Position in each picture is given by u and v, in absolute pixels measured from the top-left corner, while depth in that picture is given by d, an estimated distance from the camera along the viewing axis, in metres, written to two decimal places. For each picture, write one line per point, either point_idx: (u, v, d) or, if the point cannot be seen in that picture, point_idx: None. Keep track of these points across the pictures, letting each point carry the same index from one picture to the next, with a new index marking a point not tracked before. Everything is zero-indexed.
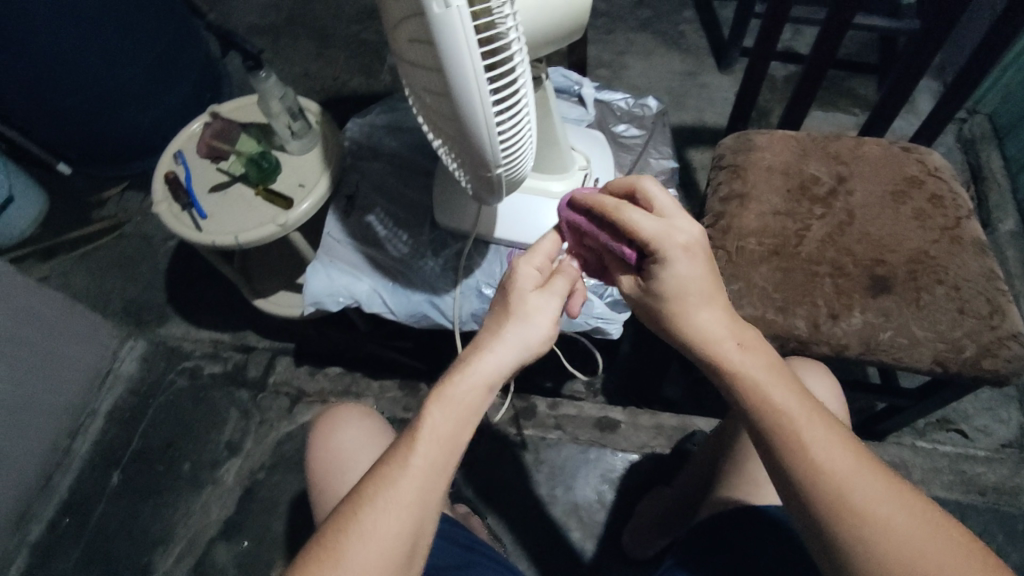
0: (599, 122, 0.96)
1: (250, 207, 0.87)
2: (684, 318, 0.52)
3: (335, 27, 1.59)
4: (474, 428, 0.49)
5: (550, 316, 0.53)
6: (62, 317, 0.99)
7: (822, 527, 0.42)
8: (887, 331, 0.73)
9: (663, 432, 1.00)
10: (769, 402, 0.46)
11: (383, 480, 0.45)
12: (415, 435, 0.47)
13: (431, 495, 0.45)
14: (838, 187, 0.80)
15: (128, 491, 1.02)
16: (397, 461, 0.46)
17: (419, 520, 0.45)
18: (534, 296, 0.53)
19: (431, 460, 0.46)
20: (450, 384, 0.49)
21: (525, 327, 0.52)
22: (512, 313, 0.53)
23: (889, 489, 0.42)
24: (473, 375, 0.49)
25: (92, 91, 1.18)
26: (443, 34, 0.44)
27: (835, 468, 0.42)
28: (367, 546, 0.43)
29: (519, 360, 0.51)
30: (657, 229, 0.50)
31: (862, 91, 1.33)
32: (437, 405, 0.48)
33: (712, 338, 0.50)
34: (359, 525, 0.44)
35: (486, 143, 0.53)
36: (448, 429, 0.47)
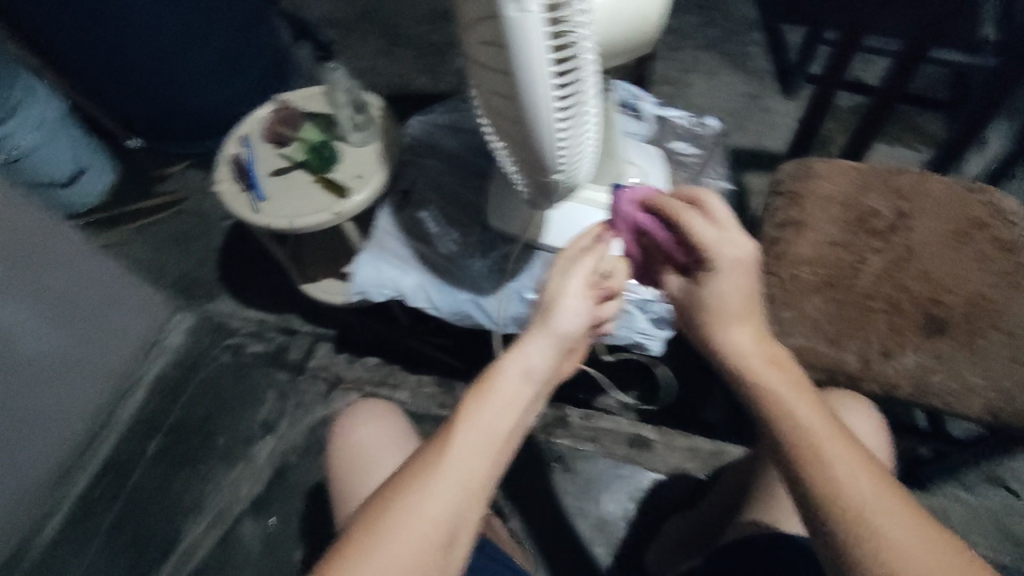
0: (657, 139, 0.96)
1: (307, 194, 0.90)
2: (721, 332, 0.52)
3: (402, 26, 1.63)
4: (517, 416, 0.51)
5: (580, 313, 0.58)
6: (120, 284, 1.04)
7: (836, 548, 0.39)
8: (939, 374, 0.71)
9: (698, 455, 0.99)
10: (790, 414, 0.44)
11: (423, 462, 0.45)
12: (459, 416, 0.48)
13: (474, 474, 0.45)
14: (899, 223, 0.77)
15: (166, 457, 1.06)
16: (437, 446, 0.46)
17: (466, 498, 0.44)
18: (565, 299, 0.58)
19: (477, 439, 0.47)
20: (491, 373, 0.52)
21: (557, 324, 0.57)
22: (545, 316, 0.57)
23: (911, 520, 0.38)
24: (511, 364, 0.53)
25: (164, 67, 1.23)
26: (517, 38, 0.44)
27: (856, 491, 0.39)
28: (410, 522, 0.42)
29: (553, 354, 0.55)
30: (718, 240, 0.53)
31: (929, 127, 1.30)
32: (479, 390, 0.51)
33: (746, 356, 0.50)
34: (400, 503, 0.43)
35: (548, 149, 0.53)
36: (490, 413, 0.49)
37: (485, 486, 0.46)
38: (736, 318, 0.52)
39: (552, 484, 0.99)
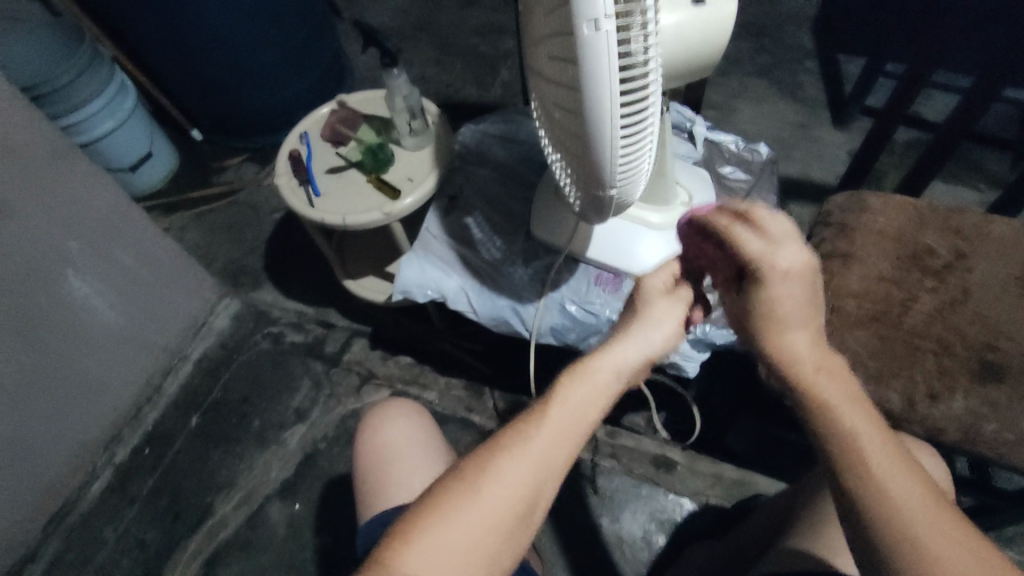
0: (706, 161, 0.97)
1: (361, 193, 0.93)
2: (776, 337, 0.52)
3: (458, 36, 1.67)
4: (603, 410, 0.52)
5: (674, 320, 0.58)
6: (177, 266, 1.09)
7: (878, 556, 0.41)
8: (991, 422, 0.68)
9: (721, 482, 0.97)
10: (841, 423, 0.45)
11: (518, 433, 0.48)
12: (550, 401, 0.50)
13: (560, 455, 0.48)
14: (955, 264, 0.75)
15: (203, 435, 1.10)
16: (532, 419, 0.49)
17: (543, 481, 0.47)
18: (659, 304, 0.59)
19: (564, 427, 0.49)
20: (585, 363, 0.53)
21: (652, 329, 0.57)
22: (638, 317, 0.58)
23: (957, 534, 0.40)
24: (607, 357, 0.53)
25: (237, 68, 1.29)
26: (588, 56, 0.46)
27: (904, 504, 0.41)
28: (498, 486, 0.46)
29: (647, 356, 0.55)
30: (759, 249, 0.52)
31: (990, 168, 1.26)
32: (571, 378, 0.51)
33: (802, 365, 0.50)
34: (493, 468, 0.46)
35: (606, 163, 0.54)
36: (582, 401, 0.50)
37: (563, 471, 0.48)
38: (794, 325, 0.52)
39: (574, 497, 0.99)
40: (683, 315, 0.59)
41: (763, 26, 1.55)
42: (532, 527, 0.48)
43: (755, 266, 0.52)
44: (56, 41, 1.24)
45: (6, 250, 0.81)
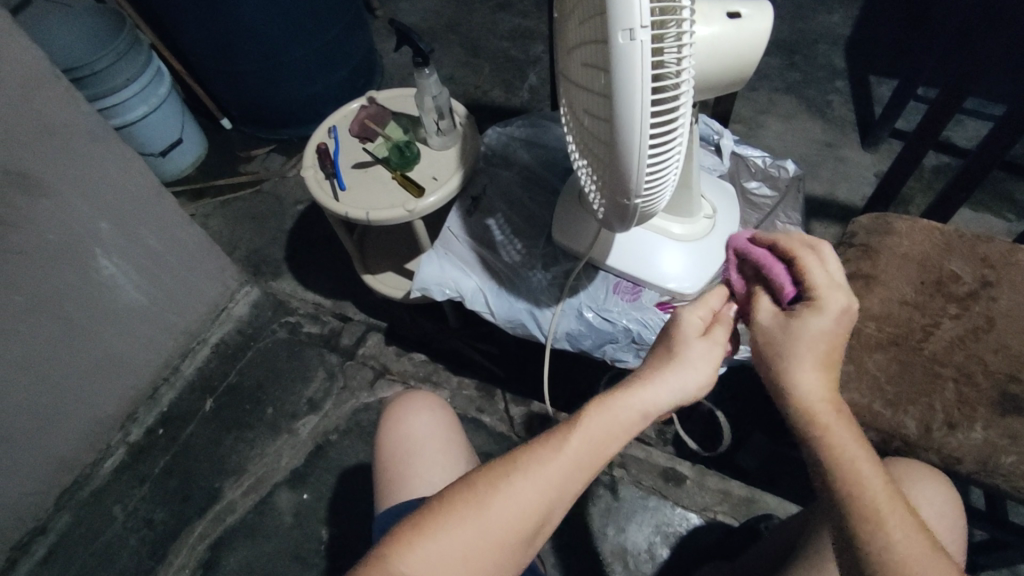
0: (731, 175, 0.96)
1: (385, 189, 0.94)
2: (795, 373, 0.51)
3: (488, 40, 1.68)
4: (620, 444, 0.50)
5: (710, 365, 0.51)
6: (202, 252, 1.10)
7: None
8: (1011, 455, 0.67)
9: (729, 499, 0.96)
10: (854, 471, 0.48)
11: (535, 458, 0.48)
12: (571, 427, 0.49)
13: (571, 484, 0.48)
14: (981, 291, 0.75)
15: (216, 419, 1.11)
16: (551, 446, 0.49)
17: (552, 506, 0.48)
18: (699, 342, 0.52)
19: (578, 459, 0.48)
20: (611, 401, 0.50)
21: (686, 374, 0.50)
22: (675, 358, 0.51)
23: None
24: (634, 400, 0.50)
25: (268, 61, 1.32)
26: (621, 65, 0.46)
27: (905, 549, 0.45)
28: (509, 506, 0.47)
29: (676, 403, 0.50)
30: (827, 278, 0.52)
31: (1020, 196, 1.24)
32: (595, 411, 0.50)
33: (820, 410, 0.50)
34: (507, 488, 0.47)
35: (632, 173, 0.54)
36: (601, 439, 0.49)
37: (573, 497, 0.49)
38: (814, 364, 0.50)
39: (581, 503, 0.99)
40: (722, 360, 0.52)
41: (794, 43, 1.55)
42: (539, 542, 0.50)
43: (817, 289, 0.52)
44: (100, 25, 1.27)
45: (38, 225, 0.83)
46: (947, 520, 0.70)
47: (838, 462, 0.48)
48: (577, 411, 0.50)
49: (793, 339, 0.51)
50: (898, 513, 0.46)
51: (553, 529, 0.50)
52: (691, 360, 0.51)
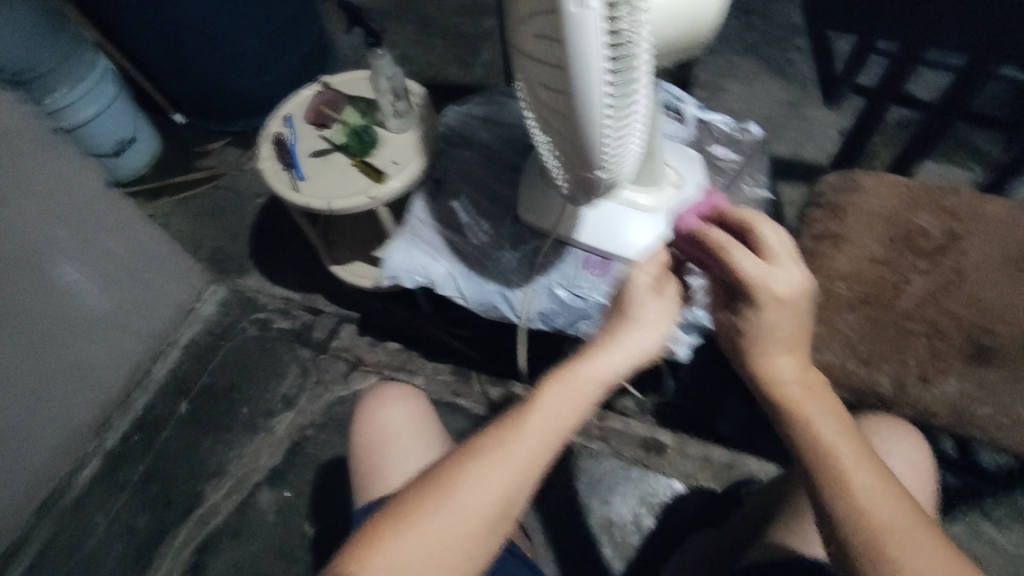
0: (696, 142, 0.95)
1: (345, 176, 0.91)
2: (765, 355, 0.51)
3: (443, 15, 1.63)
4: (583, 417, 0.50)
5: (666, 323, 0.53)
6: (165, 254, 1.07)
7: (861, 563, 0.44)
8: (983, 405, 0.68)
9: (710, 465, 0.98)
10: (828, 441, 0.48)
11: (497, 439, 0.47)
12: (530, 406, 0.49)
13: (536, 463, 0.47)
14: (948, 244, 0.75)
15: (189, 423, 1.08)
16: (512, 425, 0.48)
17: (518, 488, 0.47)
18: (651, 301, 0.54)
19: (541, 435, 0.48)
20: (568, 372, 0.50)
21: (641, 334, 0.52)
22: (628, 319, 0.53)
23: (937, 547, 0.43)
24: (591, 368, 0.50)
25: (216, 50, 1.26)
26: (575, 34, 0.44)
27: (885, 516, 0.44)
28: (473, 493, 0.46)
29: (632, 364, 0.52)
30: (756, 273, 0.50)
31: (979, 147, 1.26)
32: (552, 384, 0.50)
33: (789, 385, 0.51)
34: (470, 473, 0.46)
35: (593, 144, 0.53)
36: (561, 412, 0.48)
37: (541, 478, 0.48)
38: (782, 344, 0.51)
39: (565, 480, 0.99)
40: (677, 311, 0.54)
41: (753, 3, 1.53)
42: (507, 530, 0.48)
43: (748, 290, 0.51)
44: (45, 31, 1.11)
45: None
46: (910, 470, 0.73)
47: (802, 425, 0.49)
48: (535, 388, 0.50)
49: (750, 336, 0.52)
50: (869, 475, 0.46)
51: (520, 513, 0.48)
52: (645, 321, 0.53)
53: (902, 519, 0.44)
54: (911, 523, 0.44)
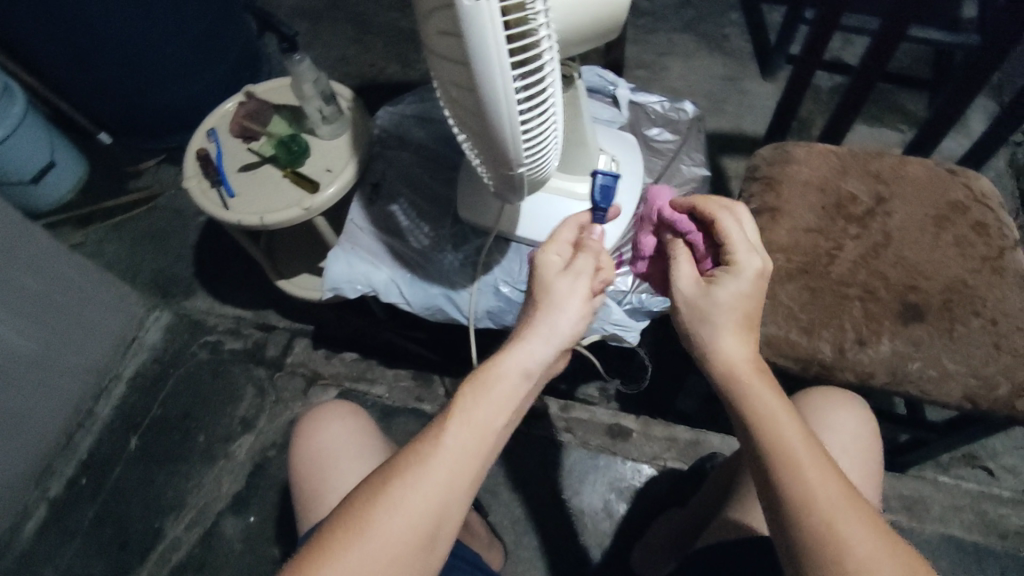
0: (632, 125, 0.95)
1: (276, 189, 0.87)
2: (716, 335, 0.53)
3: (376, 13, 1.60)
4: (506, 414, 0.51)
5: (580, 298, 0.56)
6: (94, 284, 1.03)
7: (803, 551, 0.43)
8: (915, 362, 0.70)
9: (676, 445, 0.98)
10: (772, 424, 0.47)
11: (415, 454, 0.47)
12: (449, 414, 0.49)
13: (460, 470, 0.47)
14: (876, 208, 0.76)
15: (143, 456, 1.05)
16: (431, 438, 0.48)
17: (445, 500, 0.46)
18: (561, 281, 0.56)
19: (462, 440, 0.48)
20: (486, 371, 0.52)
21: (557, 316, 0.55)
22: (543, 302, 0.55)
23: (878, 533, 0.42)
24: (508, 361, 0.52)
25: (138, 64, 1.20)
26: (472, 29, 0.42)
27: (827, 501, 0.43)
28: (396, 513, 0.44)
29: (552, 348, 0.54)
30: (744, 245, 0.55)
31: (909, 106, 1.29)
32: (469, 387, 0.51)
33: (736, 367, 0.51)
34: (390, 494, 0.45)
35: (509, 142, 0.51)
36: (480, 410, 0.49)
37: (467, 487, 0.47)
38: (732, 325, 0.53)
39: (532, 474, 0.99)
40: (589, 291, 0.56)
41: None
42: (442, 546, 0.47)
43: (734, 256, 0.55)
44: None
45: None
46: (865, 439, 0.71)
47: (750, 408, 0.48)
48: (453, 395, 0.51)
49: (714, 306, 0.53)
50: (811, 453, 0.45)
51: (452, 528, 0.47)
52: (559, 302, 0.55)
53: (844, 496, 0.43)
54: (852, 503, 0.43)
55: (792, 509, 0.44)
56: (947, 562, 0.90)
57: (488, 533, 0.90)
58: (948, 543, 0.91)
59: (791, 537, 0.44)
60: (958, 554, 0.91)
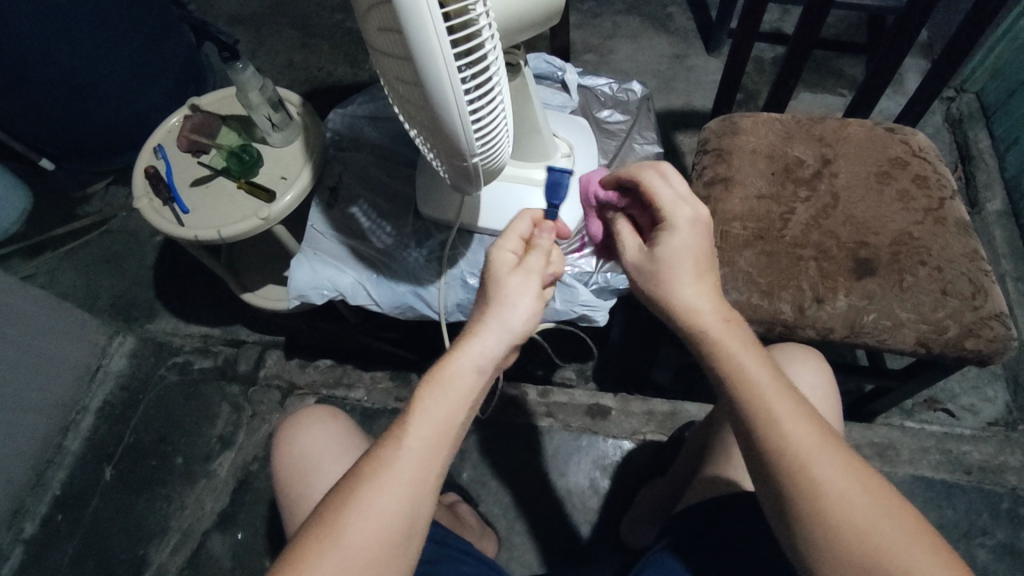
0: (583, 109, 0.97)
1: (232, 201, 0.86)
2: (674, 285, 0.54)
3: (319, 16, 1.57)
4: (465, 410, 0.51)
5: (531, 294, 0.55)
6: (51, 314, 1.00)
7: (784, 495, 0.46)
8: (871, 314, 0.72)
9: (654, 418, 1.00)
10: (744, 372, 0.49)
11: (378, 459, 0.48)
12: (408, 416, 0.49)
13: (426, 471, 0.48)
14: (822, 170, 0.79)
15: (121, 485, 1.03)
16: (391, 442, 0.48)
17: (414, 501, 0.47)
18: (512, 278, 0.55)
19: (423, 441, 0.48)
20: (442, 368, 0.51)
21: (510, 311, 0.53)
22: (494, 299, 0.54)
23: (849, 470, 0.46)
24: (462, 358, 0.51)
25: (74, 84, 1.15)
26: (411, 23, 0.42)
27: (801, 446, 0.46)
28: (365, 519, 0.45)
29: (505, 343, 0.53)
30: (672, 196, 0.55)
31: (849, 71, 1.33)
32: (427, 387, 0.50)
33: (704, 316, 0.52)
34: (357, 502, 0.46)
35: (460, 133, 0.51)
36: (441, 410, 0.49)
37: (434, 487, 0.48)
38: (690, 274, 0.53)
39: (518, 461, 1.00)
40: (540, 286, 0.55)
41: None
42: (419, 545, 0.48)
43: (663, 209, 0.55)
44: None
45: None
46: (832, 390, 0.73)
47: (723, 359, 0.50)
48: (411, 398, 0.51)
49: (662, 264, 0.54)
50: (788, 405, 0.48)
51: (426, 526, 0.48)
52: (510, 298, 0.54)
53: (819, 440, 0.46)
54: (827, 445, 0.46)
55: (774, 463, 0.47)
56: (918, 502, 0.95)
57: (480, 524, 0.91)
58: (918, 484, 0.96)
59: (774, 490, 0.47)
60: (928, 492, 0.95)
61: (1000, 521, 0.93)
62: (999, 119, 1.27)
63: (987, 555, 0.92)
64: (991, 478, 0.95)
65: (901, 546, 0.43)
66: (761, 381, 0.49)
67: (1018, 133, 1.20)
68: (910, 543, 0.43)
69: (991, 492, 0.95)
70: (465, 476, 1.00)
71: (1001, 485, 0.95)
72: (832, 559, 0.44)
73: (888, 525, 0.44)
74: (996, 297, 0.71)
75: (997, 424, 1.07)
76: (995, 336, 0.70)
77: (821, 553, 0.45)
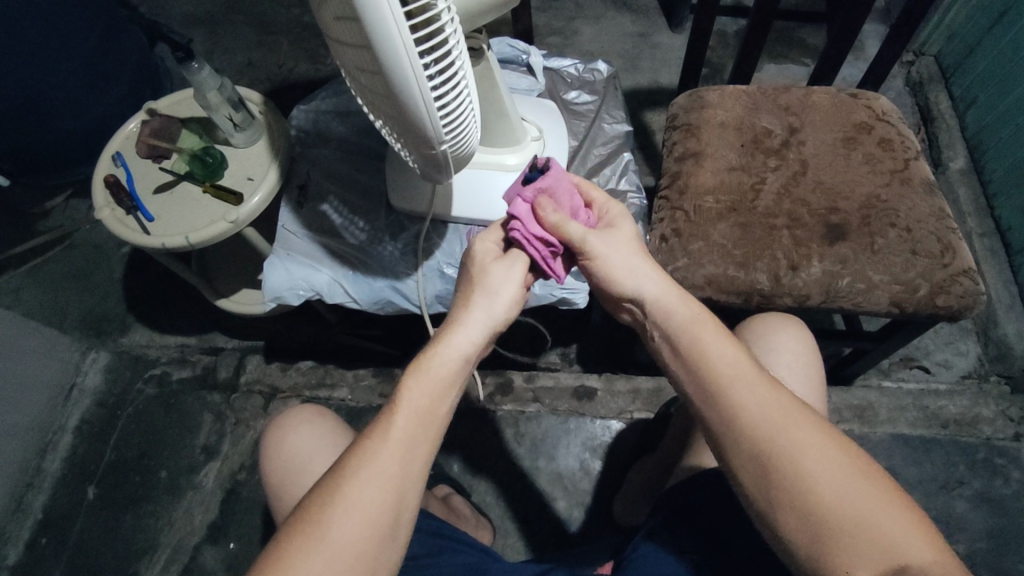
0: (550, 91, 0.96)
1: (199, 206, 0.84)
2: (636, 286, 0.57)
3: (275, 11, 1.54)
4: (449, 399, 0.52)
5: (513, 285, 0.56)
6: (18, 333, 0.98)
7: (752, 462, 0.48)
8: (845, 278, 0.72)
9: (640, 396, 1.00)
10: (704, 351, 0.52)
11: (363, 453, 0.48)
12: (392, 409, 0.50)
13: (411, 463, 0.48)
14: (790, 139, 0.80)
15: (105, 504, 1.01)
16: (377, 435, 0.49)
17: (401, 490, 0.47)
18: (496, 267, 0.56)
19: (411, 431, 0.49)
20: (426, 358, 0.52)
21: (493, 299, 0.55)
22: (478, 286, 0.55)
23: (817, 438, 0.47)
24: (449, 348, 0.52)
25: (18, 98, 1.09)
26: (368, 11, 0.40)
27: (764, 416, 0.49)
28: (351, 516, 0.46)
29: (490, 330, 0.55)
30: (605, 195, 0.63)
31: (811, 40, 1.35)
32: (414, 377, 0.51)
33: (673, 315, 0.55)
34: (341, 498, 0.46)
35: (426, 121, 0.50)
36: (424, 402, 0.50)
37: (421, 478, 0.49)
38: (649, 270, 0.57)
39: (508, 448, 1.00)
40: (524, 276, 0.57)
41: None
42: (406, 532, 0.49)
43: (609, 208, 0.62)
44: None
45: None
46: (819, 355, 0.74)
47: (690, 346, 0.53)
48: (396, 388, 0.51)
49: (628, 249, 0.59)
50: (754, 377, 0.51)
51: (413, 513, 0.49)
52: (493, 286, 0.56)
53: (781, 411, 0.49)
54: (790, 416, 0.49)
55: (735, 436, 0.50)
56: (899, 459, 0.97)
57: (474, 514, 0.91)
58: (899, 441, 0.98)
59: (740, 468, 0.49)
60: (907, 449, 0.98)
61: (977, 471, 0.96)
62: (958, 80, 1.29)
63: (966, 504, 0.95)
64: (966, 430, 0.99)
65: (873, 512, 0.44)
66: (723, 360, 0.52)
67: (976, 92, 1.23)
68: (876, 502, 0.45)
69: (967, 443, 0.98)
70: (456, 468, 1.00)
71: (976, 436, 0.98)
72: (807, 530, 0.46)
73: (854, 487, 0.45)
74: (963, 254, 0.73)
75: (970, 377, 1.10)
76: (964, 292, 0.71)
77: (795, 530, 0.46)
